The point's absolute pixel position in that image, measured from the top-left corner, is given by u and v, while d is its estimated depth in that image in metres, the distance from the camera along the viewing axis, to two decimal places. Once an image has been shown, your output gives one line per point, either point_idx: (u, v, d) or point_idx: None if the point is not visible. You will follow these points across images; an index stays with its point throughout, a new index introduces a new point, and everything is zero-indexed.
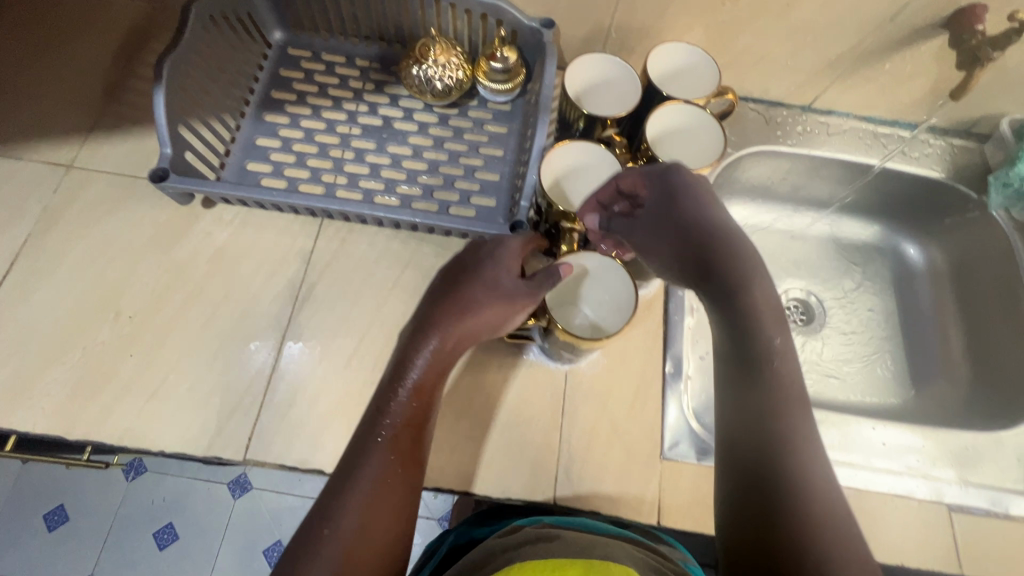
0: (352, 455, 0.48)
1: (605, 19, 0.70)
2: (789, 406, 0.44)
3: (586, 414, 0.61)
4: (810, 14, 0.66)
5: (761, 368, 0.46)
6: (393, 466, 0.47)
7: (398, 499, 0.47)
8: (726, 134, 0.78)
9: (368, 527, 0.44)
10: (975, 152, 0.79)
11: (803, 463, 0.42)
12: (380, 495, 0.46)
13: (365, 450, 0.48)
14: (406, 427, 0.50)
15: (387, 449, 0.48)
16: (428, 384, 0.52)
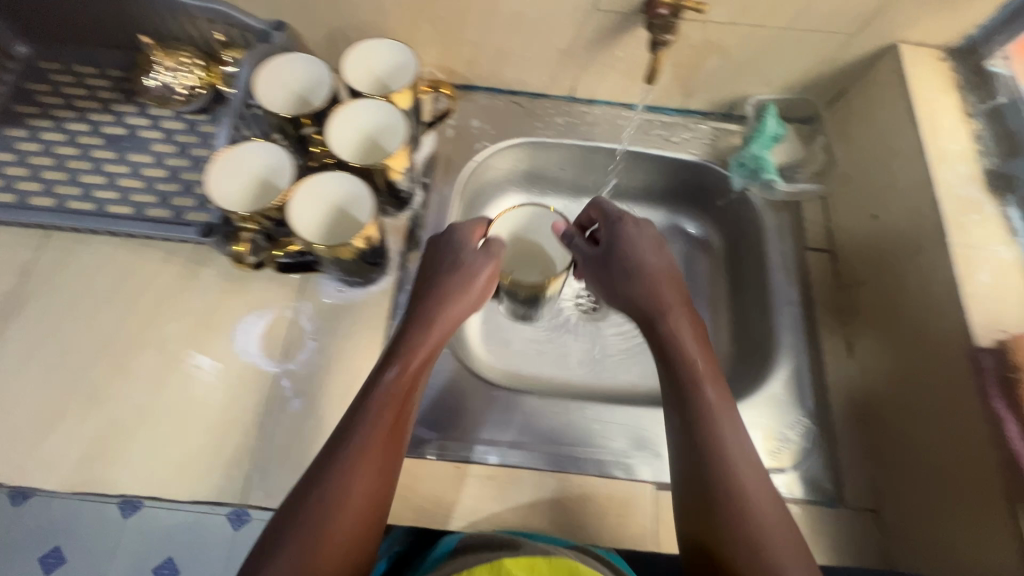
0: (287, 508, 0.45)
1: (333, 19, 0.70)
2: (726, 453, 0.49)
3: (292, 415, 0.60)
4: (519, 6, 0.66)
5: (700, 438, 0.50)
6: (351, 477, 0.45)
7: (346, 542, 0.44)
8: (487, 129, 0.78)
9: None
10: (735, 136, 0.80)
11: (741, 506, 0.47)
12: (315, 560, 0.42)
13: (326, 470, 0.46)
14: (378, 440, 0.47)
15: (360, 456, 0.46)
16: (404, 399, 0.51)
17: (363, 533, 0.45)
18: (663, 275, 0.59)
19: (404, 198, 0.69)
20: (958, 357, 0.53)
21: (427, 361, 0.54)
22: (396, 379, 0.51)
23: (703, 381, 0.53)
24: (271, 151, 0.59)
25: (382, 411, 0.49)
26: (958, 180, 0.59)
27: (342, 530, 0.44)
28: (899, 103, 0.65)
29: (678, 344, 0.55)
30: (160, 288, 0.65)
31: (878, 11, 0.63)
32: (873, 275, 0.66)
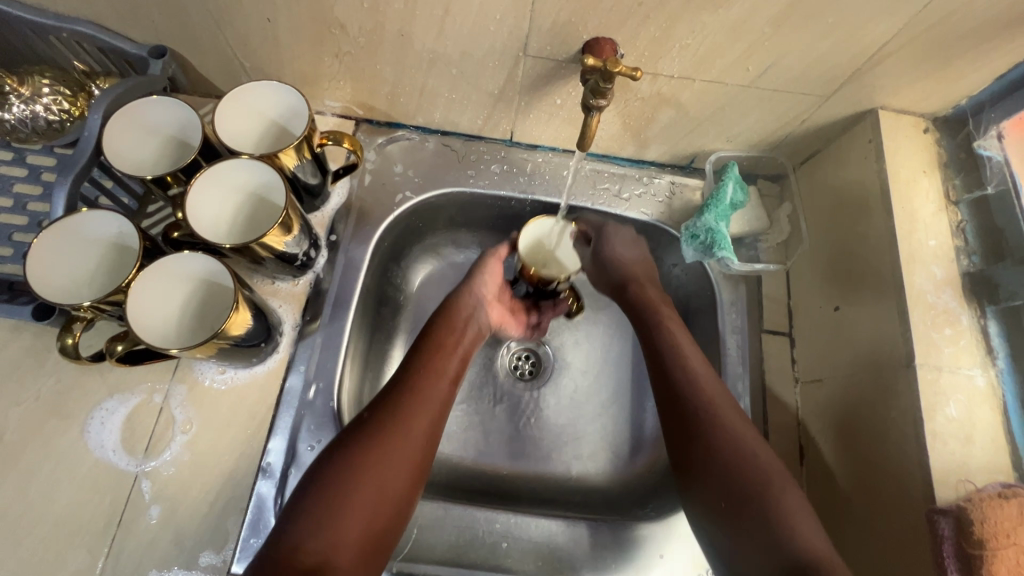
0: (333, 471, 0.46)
1: (222, 47, 0.59)
2: (730, 447, 0.49)
3: (151, 521, 0.52)
4: (437, 47, 0.55)
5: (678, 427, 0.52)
6: (353, 487, 0.45)
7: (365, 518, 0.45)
8: (413, 175, 0.69)
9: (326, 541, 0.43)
10: (695, 192, 0.71)
11: (769, 486, 0.47)
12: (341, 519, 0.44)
13: (323, 484, 0.45)
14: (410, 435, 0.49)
15: (368, 464, 0.47)
16: (436, 415, 0.52)
17: (362, 550, 0.44)
18: (639, 264, 0.67)
19: (300, 262, 0.59)
20: (914, 508, 0.45)
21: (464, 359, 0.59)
22: (406, 390, 0.53)
23: (689, 372, 0.54)
24: (121, 221, 0.49)
25: (393, 420, 0.50)
26: (932, 284, 0.51)
27: (326, 545, 0.43)
28: (873, 182, 0.56)
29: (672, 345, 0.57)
30: (2, 362, 0.55)
31: (855, 74, 0.53)
32: (831, 375, 0.58)
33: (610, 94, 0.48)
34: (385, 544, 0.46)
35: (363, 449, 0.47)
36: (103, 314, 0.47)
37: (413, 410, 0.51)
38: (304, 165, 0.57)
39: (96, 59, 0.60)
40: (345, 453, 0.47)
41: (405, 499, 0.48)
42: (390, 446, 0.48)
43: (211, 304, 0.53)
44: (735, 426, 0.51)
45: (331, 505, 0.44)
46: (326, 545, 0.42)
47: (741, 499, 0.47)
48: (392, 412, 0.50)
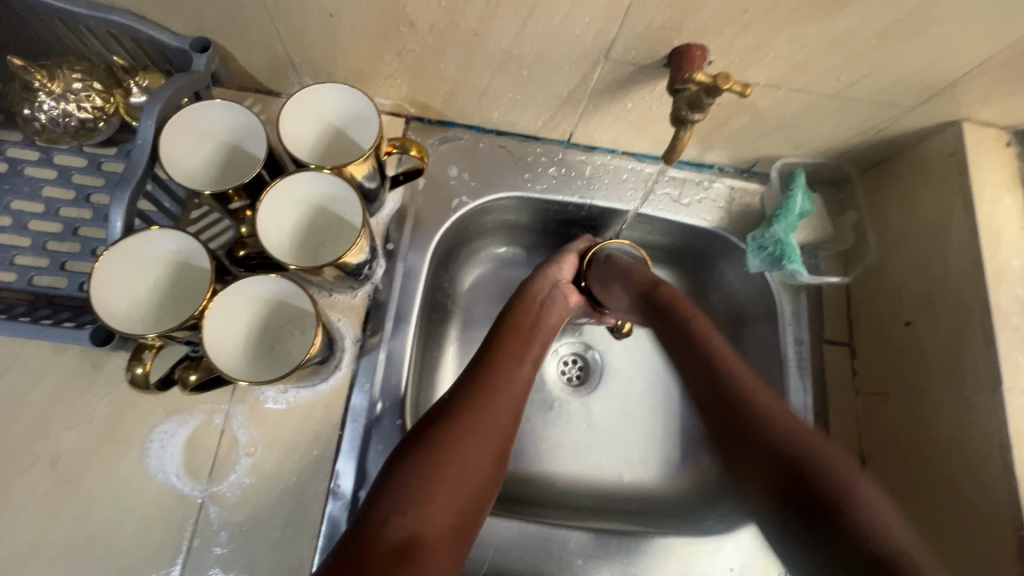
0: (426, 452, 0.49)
1: (273, 42, 0.54)
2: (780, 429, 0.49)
3: (221, 547, 0.50)
4: (511, 48, 0.52)
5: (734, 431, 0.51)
6: (443, 466, 0.48)
7: (454, 500, 0.48)
8: (468, 178, 0.66)
9: (420, 519, 0.45)
10: (755, 198, 0.69)
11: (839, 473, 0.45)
12: (433, 500, 0.47)
13: (417, 462, 0.48)
14: (494, 430, 0.53)
15: (456, 444, 0.50)
16: (514, 400, 0.56)
17: (450, 528, 0.46)
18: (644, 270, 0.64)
19: (363, 275, 0.56)
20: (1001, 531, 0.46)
21: (540, 350, 0.63)
22: (487, 383, 0.56)
23: (731, 375, 0.53)
24: (182, 239, 0.45)
25: (476, 413, 0.53)
26: (1016, 306, 0.51)
27: (418, 521, 0.45)
28: (955, 196, 0.55)
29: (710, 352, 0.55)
30: (51, 383, 0.52)
31: (948, 86, 0.51)
32: (900, 391, 0.58)
33: (707, 108, 0.46)
34: (468, 527, 0.48)
35: (452, 429, 0.51)
36: (172, 340, 0.44)
37: (494, 396, 0.55)
38: (369, 173, 0.53)
39: (131, 51, 0.55)
40: (432, 435, 0.50)
41: (486, 479, 0.51)
42: (474, 428, 0.52)
43: (274, 326, 0.51)
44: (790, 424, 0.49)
45: (424, 482, 0.47)
46: (418, 520, 0.45)
47: (805, 498, 0.45)
48: (475, 396, 0.54)
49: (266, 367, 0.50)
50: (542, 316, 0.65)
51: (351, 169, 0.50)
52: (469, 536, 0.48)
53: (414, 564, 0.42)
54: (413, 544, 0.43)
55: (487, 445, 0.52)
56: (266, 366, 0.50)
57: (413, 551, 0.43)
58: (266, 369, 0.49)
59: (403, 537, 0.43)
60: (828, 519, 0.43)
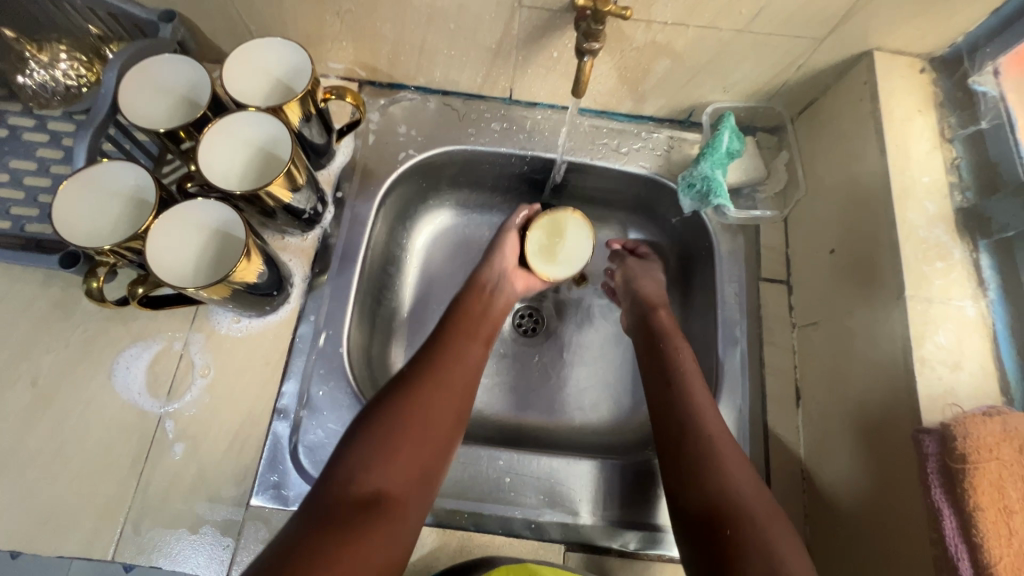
0: (382, 417, 0.50)
1: (228, 10, 0.61)
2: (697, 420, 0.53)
3: (174, 457, 0.55)
4: (433, 1, 0.57)
5: (698, 455, 0.51)
6: (403, 431, 0.49)
7: (420, 460, 0.49)
8: (415, 134, 0.71)
9: (382, 475, 0.47)
10: (693, 146, 0.71)
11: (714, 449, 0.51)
12: (396, 466, 0.48)
13: (377, 430, 0.49)
14: (451, 393, 0.54)
15: (418, 406, 0.51)
16: (472, 369, 0.58)
17: (414, 482, 0.48)
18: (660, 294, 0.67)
19: (308, 217, 0.62)
20: (904, 432, 0.47)
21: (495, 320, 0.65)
22: (439, 345, 0.58)
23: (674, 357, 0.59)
24: (136, 173, 0.52)
25: (432, 376, 0.54)
26: (924, 220, 0.51)
27: (383, 477, 0.47)
28: (868, 122, 0.57)
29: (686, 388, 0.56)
30: (33, 313, 0.58)
31: (849, 14, 0.54)
32: (828, 317, 0.59)
33: (602, 36, 0.50)
34: (431, 480, 0.50)
35: (408, 394, 0.52)
36: (126, 260, 0.51)
37: (451, 364, 0.56)
38: (308, 120, 0.59)
39: (108, 25, 0.62)
40: (389, 402, 0.52)
41: (447, 440, 0.52)
42: (433, 391, 0.53)
43: (221, 250, 0.54)
44: (740, 482, 0.49)
45: (386, 442, 0.48)
46: (383, 479, 0.47)
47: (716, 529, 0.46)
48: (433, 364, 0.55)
49: (201, 279, 0.53)
50: (491, 302, 0.65)
51: (285, 111, 0.55)
52: (433, 486, 0.50)
53: (376, 519, 0.44)
54: (377, 500, 0.45)
55: (447, 406, 0.53)
56: (203, 273, 0.54)
57: (376, 507, 0.45)
58: (199, 276, 0.53)
59: (366, 494, 0.45)
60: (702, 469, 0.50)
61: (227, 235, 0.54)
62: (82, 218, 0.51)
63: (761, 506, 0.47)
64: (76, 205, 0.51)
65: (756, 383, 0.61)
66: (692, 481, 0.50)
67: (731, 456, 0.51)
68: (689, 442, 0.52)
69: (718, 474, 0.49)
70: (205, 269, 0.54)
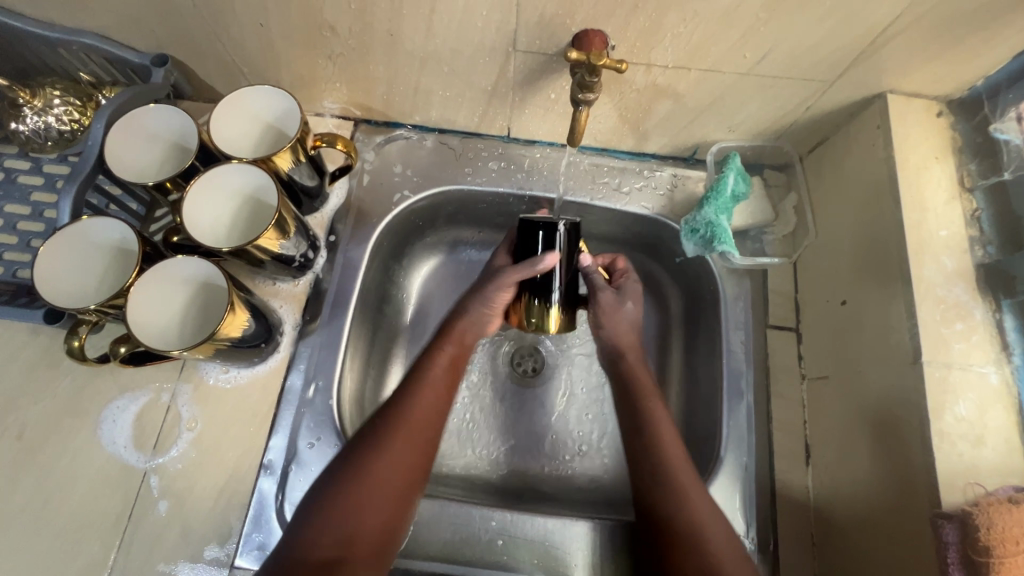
0: (347, 467, 0.49)
1: (220, 54, 0.60)
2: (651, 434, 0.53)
3: (158, 515, 0.54)
4: (427, 47, 0.55)
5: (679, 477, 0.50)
6: (365, 485, 0.48)
7: (381, 515, 0.48)
8: (411, 174, 0.69)
9: (342, 535, 0.46)
10: (697, 185, 0.68)
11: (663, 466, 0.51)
12: (357, 520, 0.47)
13: (341, 482, 0.48)
14: (417, 438, 0.51)
15: (382, 453, 0.49)
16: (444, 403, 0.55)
17: (377, 539, 0.47)
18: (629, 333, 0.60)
19: (298, 263, 0.60)
20: (921, 510, 0.44)
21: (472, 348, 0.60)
22: (409, 385, 0.54)
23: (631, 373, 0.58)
24: (122, 228, 0.51)
25: (402, 419, 0.51)
26: (942, 277, 0.49)
27: (347, 534, 0.46)
28: (882, 169, 0.54)
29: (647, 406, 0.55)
30: (20, 363, 0.58)
31: (861, 57, 0.51)
32: (839, 373, 0.56)
33: (597, 87, 0.49)
34: (399, 530, 0.49)
35: (378, 436, 0.50)
36: (108, 316, 0.50)
37: (422, 406, 0.53)
38: (299, 167, 0.58)
39: (104, 68, 0.62)
40: (360, 445, 0.50)
41: (416, 486, 0.50)
42: (405, 430, 0.51)
43: (207, 306, 0.53)
44: (685, 487, 0.50)
45: (347, 495, 0.47)
46: (344, 537, 0.46)
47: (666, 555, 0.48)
48: (407, 398, 0.53)
49: (184, 338, 0.53)
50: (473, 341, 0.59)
51: (273, 161, 0.54)
52: (401, 536, 0.49)
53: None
54: (338, 560, 0.45)
55: (415, 447, 0.51)
56: (188, 334, 0.53)
57: (339, 565, 0.44)
58: (184, 340, 0.53)
59: (328, 555, 0.45)
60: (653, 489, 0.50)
61: (212, 291, 0.53)
62: (65, 274, 0.50)
63: (715, 522, 0.48)
64: (60, 263, 0.50)
65: (763, 440, 0.58)
66: (651, 500, 0.50)
67: (689, 474, 0.50)
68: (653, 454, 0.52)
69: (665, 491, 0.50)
70: (189, 330, 0.53)
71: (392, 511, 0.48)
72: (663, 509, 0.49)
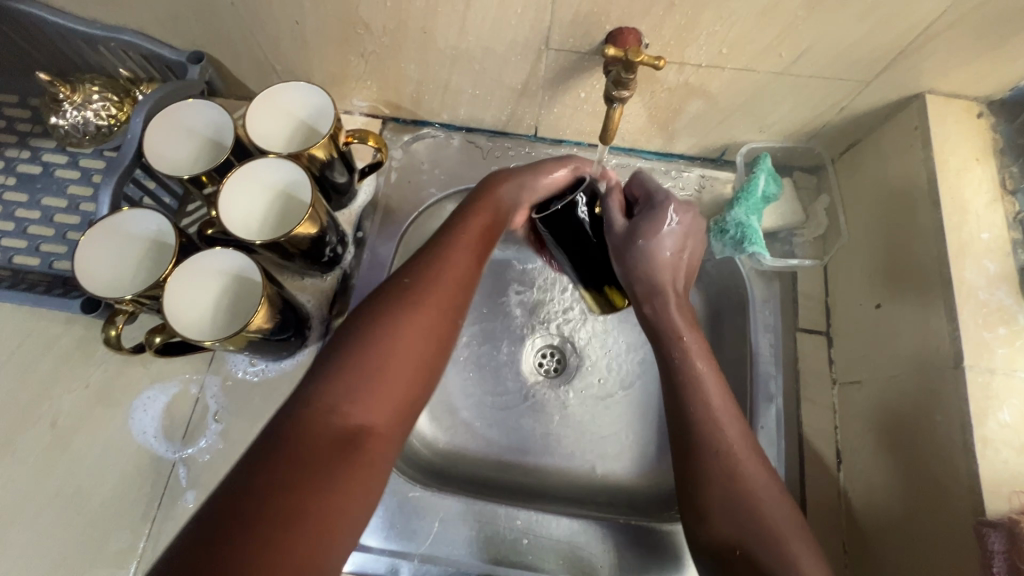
0: (359, 330, 0.44)
1: (254, 51, 0.61)
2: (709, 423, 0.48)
3: (186, 506, 0.54)
4: (460, 46, 0.56)
5: (709, 470, 0.46)
6: (388, 350, 0.43)
7: (402, 385, 0.43)
8: (438, 171, 0.69)
9: (367, 397, 0.41)
10: (726, 186, 0.68)
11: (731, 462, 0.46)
12: (380, 390, 0.41)
13: (353, 346, 0.43)
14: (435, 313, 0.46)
15: (393, 333, 0.44)
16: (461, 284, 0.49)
17: (403, 409, 0.43)
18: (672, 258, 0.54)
19: (327, 259, 0.61)
20: (962, 518, 0.43)
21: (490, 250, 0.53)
22: (430, 258, 0.49)
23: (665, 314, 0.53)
24: (159, 220, 0.52)
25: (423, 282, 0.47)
26: (984, 280, 0.48)
27: (365, 406, 0.40)
28: (920, 170, 0.53)
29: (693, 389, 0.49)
30: (55, 352, 0.59)
31: (900, 57, 0.50)
32: (874, 377, 0.54)
33: (632, 85, 0.49)
34: (418, 405, 0.44)
35: (396, 312, 0.45)
36: (143, 307, 0.51)
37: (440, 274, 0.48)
38: (331, 163, 0.58)
39: (141, 66, 0.64)
40: (378, 308, 0.45)
41: (437, 361, 0.46)
42: (418, 306, 0.46)
43: (239, 299, 0.54)
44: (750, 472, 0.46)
45: (362, 367, 0.42)
46: (366, 409, 0.40)
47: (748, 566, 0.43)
48: (422, 278, 0.47)
49: (217, 330, 0.53)
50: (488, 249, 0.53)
51: (306, 155, 0.55)
52: (421, 411, 0.45)
53: (359, 459, 0.38)
54: (361, 433, 0.39)
55: (432, 319, 0.46)
56: (219, 324, 0.53)
57: (362, 441, 0.39)
58: (208, 331, 0.53)
59: (350, 427, 0.39)
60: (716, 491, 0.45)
61: (245, 284, 0.54)
62: (112, 264, 0.52)
63: (788, 530, 0.43)
64: (108, 254, 0.52)
65: (793, 446, 0.57)
66: (700, 477, 0.46)
67: (755, 471, 0.46)
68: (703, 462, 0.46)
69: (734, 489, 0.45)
70: (217, 322, 0.53)
71: (413, 373, 0.43)
72: (695, 473, 0.47)
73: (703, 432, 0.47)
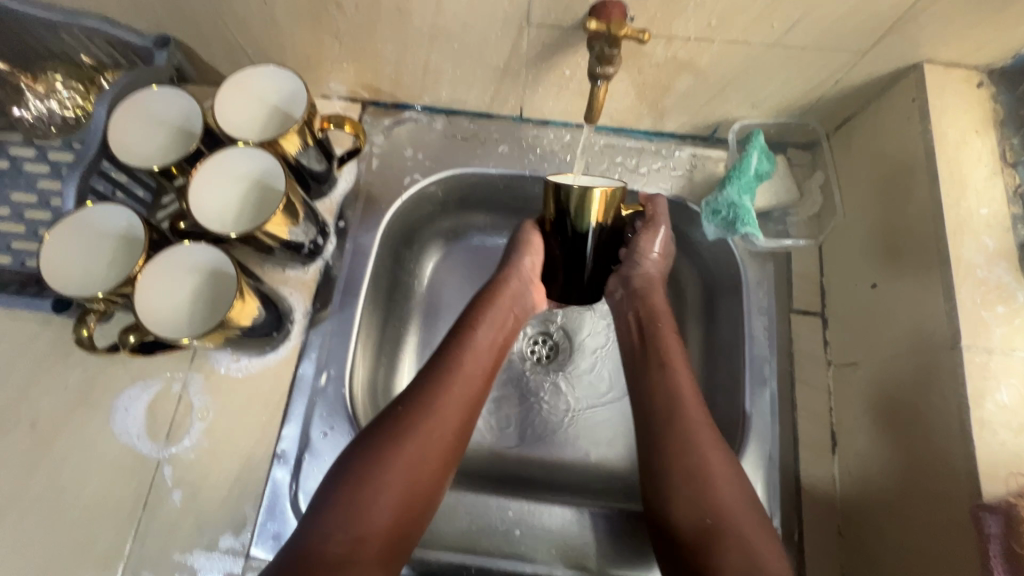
0: (369, 450, 0.48)
1: (223, 33, 0.58)
2: (673, 429, 0.52)
3: (172, 504, 0.53)
4: (437, 23, 0.53)
5: (677, 447, 0.51)
6: (383, 479, 0.47)
7: (389, 523, 0.46)
8: (422, 157, 0.67)
9: (357, 527, 0.45)
10: (718, 165, 0.66)
11: (689, 470, 0.50)
12: (367, 515, 0.45)
13: (363, 468, 0.47)
14: (436, 438, 0.50)
15: (394, 460, 0.47)
16: (465, 415, 0.52)
17: (390, 537, 0.46)
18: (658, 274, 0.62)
19: (307, 250, 0.59)
20: (959, 500, 0.42)
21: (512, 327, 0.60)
22: (437, 376, 0.53)
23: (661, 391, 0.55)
24: (129, 215, 0.50)
25: (422, 413, 0.50)
26: (982, 257, 0.47)
27: (357, 532, 0.45)
28: (917, 143, 0.51)
29: (678, 385, 0.54)
30: (33, 352, 0.57)
31: (896, 25, 0.48)
32: (870, 358, 0.53)
33: (616, 61, 0.47)
34: (411, 532, 0.48)
35: (396, 439, 0.48)
36: (116, 305, 0.49)
37: (442, 406, 0.51)
38: (306, 151, 0.56)
39: (106, 53, 0.61)
40: (372, 446, 0.48)
41: (435, 487, 0.49)
42: (418, 437, 0.49)
43: (215, 295, 0.52)
44: (717, 483, 0.49)
45: (361, 484, 0.46)
46: (355, 530, 0.45)
47: None
48: (426, 409, 0.50)
49: (186, 325, 0.51)
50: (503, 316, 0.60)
51: (278, 141, 0.52)
52: (419, 522, 0.48)
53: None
54: (348, 560, 0.43)
55: (431, 454, 0.49)
56: (190, 319, 0.51)
57: (352, 562, 0.43)
58: (166, 324, 0.49)
59: (342, 552, 0.44)
60: (679, 504, 0.49)
61: (219, 277, 0.52)
62: (84, 261, 0.51)
63: (746, 506, 0.48)
64: (79, 251, 0.50)
65: (788, 428, 0.56)
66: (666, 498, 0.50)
67: (717, 466, 0.50)
68: (687, 446, 0.51)
69: (698, 493, 0.49)
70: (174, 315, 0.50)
71: (404, 510, 0.47)
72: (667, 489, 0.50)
73: (678, 456, 0.51)
